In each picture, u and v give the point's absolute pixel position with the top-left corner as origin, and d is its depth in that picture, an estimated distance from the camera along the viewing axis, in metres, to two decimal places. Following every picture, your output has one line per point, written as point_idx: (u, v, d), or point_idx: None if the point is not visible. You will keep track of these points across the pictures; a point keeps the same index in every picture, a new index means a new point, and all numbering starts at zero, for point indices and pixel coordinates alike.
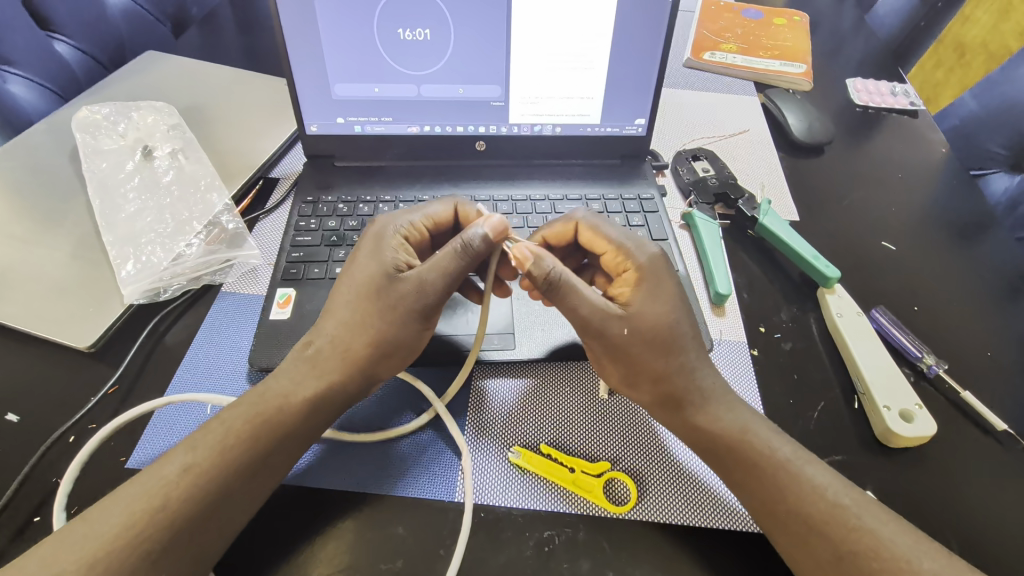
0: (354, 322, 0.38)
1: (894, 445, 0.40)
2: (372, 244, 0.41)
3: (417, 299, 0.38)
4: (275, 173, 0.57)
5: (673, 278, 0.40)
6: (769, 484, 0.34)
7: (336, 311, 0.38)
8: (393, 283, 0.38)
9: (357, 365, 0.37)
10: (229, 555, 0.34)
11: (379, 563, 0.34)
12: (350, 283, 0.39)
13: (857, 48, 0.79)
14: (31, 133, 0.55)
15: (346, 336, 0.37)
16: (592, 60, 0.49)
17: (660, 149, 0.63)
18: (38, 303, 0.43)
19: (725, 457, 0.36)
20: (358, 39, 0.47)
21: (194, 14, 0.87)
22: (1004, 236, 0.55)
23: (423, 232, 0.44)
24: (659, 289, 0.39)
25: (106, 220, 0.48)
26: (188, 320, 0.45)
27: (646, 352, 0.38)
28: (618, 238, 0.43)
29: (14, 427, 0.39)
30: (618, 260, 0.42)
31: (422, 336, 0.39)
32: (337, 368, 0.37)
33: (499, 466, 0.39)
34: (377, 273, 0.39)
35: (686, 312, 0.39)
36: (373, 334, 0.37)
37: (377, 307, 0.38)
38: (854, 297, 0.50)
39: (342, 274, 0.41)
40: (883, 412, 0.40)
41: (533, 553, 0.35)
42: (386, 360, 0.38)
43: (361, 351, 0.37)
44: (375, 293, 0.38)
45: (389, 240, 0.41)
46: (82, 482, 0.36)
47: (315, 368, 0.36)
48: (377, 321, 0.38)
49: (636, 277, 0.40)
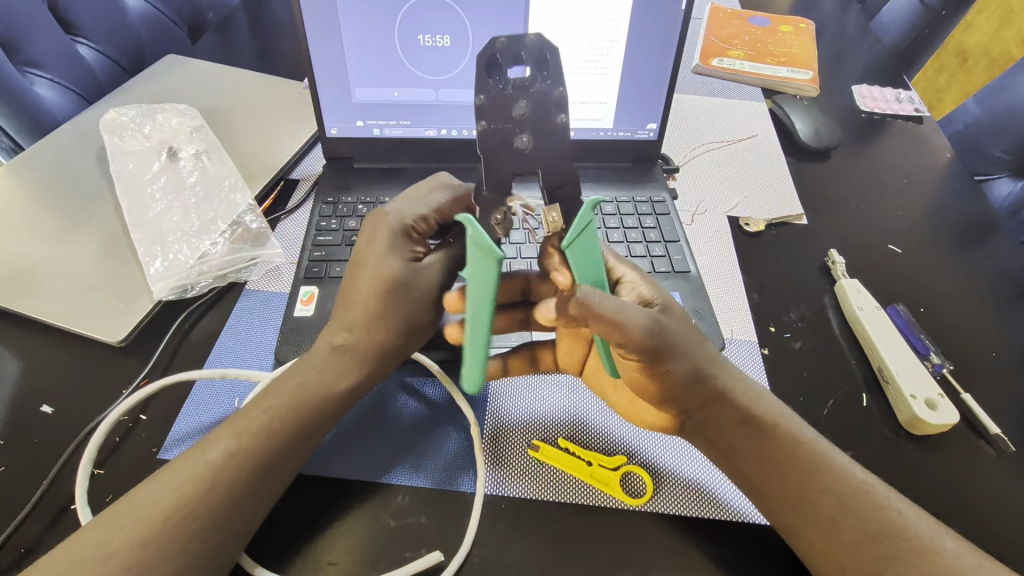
0: (386, 325, 0.37)
1: (918, 432, 0.42)
2: (383, 246, 0.38)
3: (436, 295, 0.39)
4: (295, 174, 0.59)
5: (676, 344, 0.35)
6: (794, 477, 0.34)
7: (361, 317, 0.37)
8: (413, 285, 0.38)
9: (389, 358, 0.38)
10: (259, 538, 0.35)
11: (404, 551, 0.35)
12: (371, 289, 0.37)
13: (861, 54, 0.81)
14: (58, 134, 0.56)
15: (378, 330, 0.37)
16: (607, 66, 0.50)
17: (671, 153, 0.64)
18: (70, 300, 0.44)
19: (757, 443, 0.36)
20: (379, 45, 0.49)
21: (211, 19, 0.88)
22: (1008, 240, 0.57)
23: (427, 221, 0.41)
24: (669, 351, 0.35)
25: (134, 219, 0.49)
26: (213, 317, 0.46)
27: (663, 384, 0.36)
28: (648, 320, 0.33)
29: (50, 418, 0.40)
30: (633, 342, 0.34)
31: (433, 321, 0.41)
32: (357, 366, 0.37)
33: (517, 458, 0.40)
34: (399, 275, 0.37)
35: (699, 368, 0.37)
36: (405, 327, 0.38)
37: (399, 307, 0.37)
38: (875, 294, 0.52)
39: (355, 274, 0.38)
40: (909, 401, 0.42)
41: (553, 543, 0.36)
42: (416, 341, 0.40)
43: (390, 342, 0.38)
44: (398, 291, 0.37)
45: (400, 238, 0.39)
46: (116, 472, 0.38)
47: (355, 357, 0.37)
48: (405, 320, 0.38)
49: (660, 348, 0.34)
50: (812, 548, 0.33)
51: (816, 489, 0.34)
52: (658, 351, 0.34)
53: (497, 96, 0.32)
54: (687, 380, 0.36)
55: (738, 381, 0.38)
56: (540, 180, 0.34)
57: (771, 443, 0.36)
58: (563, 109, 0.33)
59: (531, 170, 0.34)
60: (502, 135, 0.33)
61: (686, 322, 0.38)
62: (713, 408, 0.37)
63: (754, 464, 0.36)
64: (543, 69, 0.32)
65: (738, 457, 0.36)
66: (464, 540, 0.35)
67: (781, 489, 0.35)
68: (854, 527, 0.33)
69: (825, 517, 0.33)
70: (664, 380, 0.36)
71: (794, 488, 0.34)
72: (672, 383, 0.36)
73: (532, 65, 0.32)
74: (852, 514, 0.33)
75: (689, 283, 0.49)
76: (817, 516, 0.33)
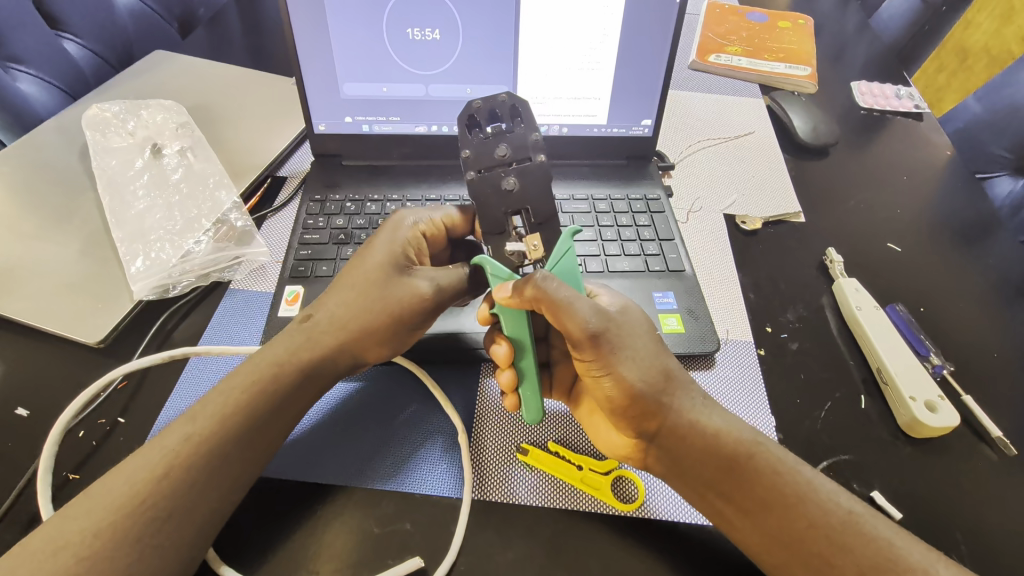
0: (346, 312, 0.39)
1: (917, 435, 0.41)
2: (388, 232, 0.41)
3: (413, 302, 0.39)
4: (283, 172, 0.58)
5: (624, 339, 0.36)
6: (786, 496, 0.33)
7: (331, 300, 0.39)
8: (401, 277, 0.40)
9: (348, 350, 0.38)
10: (226, 536, 0.35)
11: (387, 559, 0.34)
12: (355, 272, 0.40)
13: (861, 50, 0.80)
14: (40, 130, 0.55)
15: (346, 315, 0.38)
16: (599, 61, 0.49)
17: (666, 150, 0.63)
18: (47, 300, 0.43)
19: (745, 459, 0.34)
20: (365, 39, 0.48)
21: (201, 15, 0.87)
22: (1010, 238, 0.55)
23: (441, 228, 0.44)
24: (615, 347, 0.35)
25: (115, 217, 0.48)
26: (194, 318, 0.45)
27: (615, 395, 0.36)
28: (589, 312, 0.35)
29: (24, 421, 0.39)
30: (575, 331, 0.34)
31: (415, 334, 0.40)
32: (307, 359, 0.37)
33: (506, 462, 0.39)
34: (389, 264, 0.40)
35: (655, 373, 0.36)
36: (365, 325, 0.38)
37: (381, 295, 0.39)
38: (873, 294, 0.51)
39: (357, 256, 0.41)
40: (909, 403, 0.41)
41: (542, 551, 0.35)
42: (376, 346, 0.39)
43: (355, 334, 0.38)
44: (375, 283, 0.39)
45: (407, 232, 0.42)
46: (91, 476, 0.37)
47: (309, 342, 0.38)
48: (381, 309, 0.38)
49: (601, 343, 0.35)
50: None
51: (804, 523, 0.32)
52: (599, 345, 0.35)
53: (480, 144, 0.37)
54: (638, 386, 0.35)
55: (699, 407, 0.36)
56: (529, 214, 0.38)
57: (753, 465, 0.34)
58: (538, 150, 0.37)
59: (518, 207, 0.37)
60: (489, 179, 0.37)
61: (641, 328, 0.38)
62: (672, 429, 0.35)
63: (731, 494, 0.34)
64: (517, 119, 0.38)
65: (712, 490, 0.35)
66: (450, 548, 0.34)
67: (765, 522, 0.33)
68: (845, 564, 0.31)
69: (813, 552, 0.32)
70: (615, 389, 0.36)
71: (779, 526, 0.32)
72: (621, 392, 0.35)
73: (508, 118, 0.38)
74: (842, 549, 0.32)
75: (684, 283, 0.48)
76: (806, 551, 0.32)
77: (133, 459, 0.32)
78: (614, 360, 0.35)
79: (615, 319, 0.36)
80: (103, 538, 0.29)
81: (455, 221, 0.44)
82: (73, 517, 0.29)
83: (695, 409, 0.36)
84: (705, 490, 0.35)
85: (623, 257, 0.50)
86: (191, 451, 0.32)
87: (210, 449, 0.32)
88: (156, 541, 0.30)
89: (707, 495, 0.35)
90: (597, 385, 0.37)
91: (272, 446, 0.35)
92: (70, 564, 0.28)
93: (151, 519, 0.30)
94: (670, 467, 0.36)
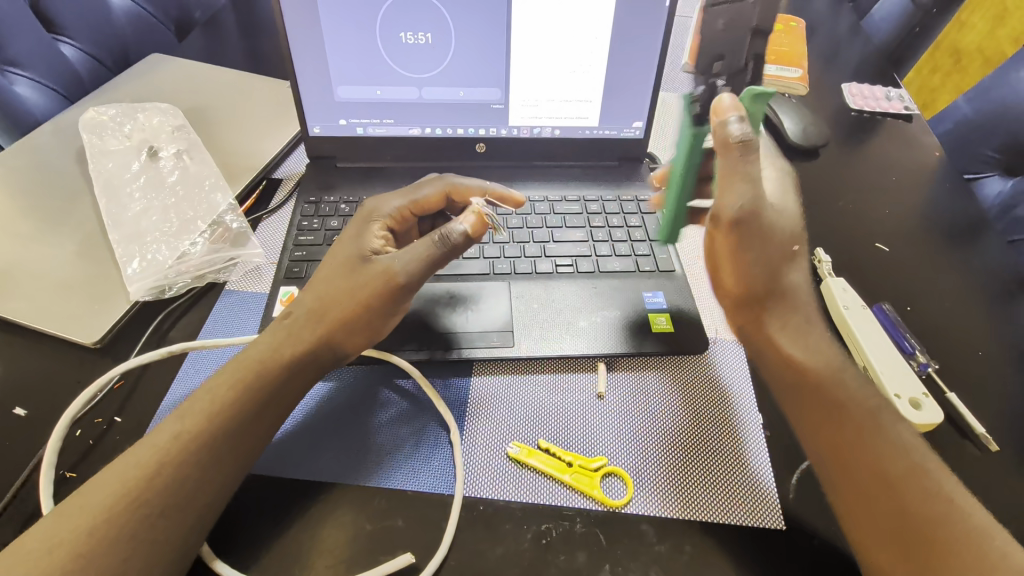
0: (323, 301, 0.39)
1: None
2: (356, 226, 0.43)
3: (381, 284, 0.39)
4: (278, 174, 0.58)
5: (766, 242, 0.40)
6: (849, 434, 0.35)
7: (314, 287, 0.40)
8: (366, 262, 0.41)
9: (331, 344, 0.39)
10: (221, 535, 0.35)
11: (379, 555, 0.35)
12: (332, 263, 0.41)
13: (853, 52, 0.81)
14: (38, 133, 0.56)
15: (324, 307, 0.39)
16: (591, 64, 0.50)
17: (658, 151, 0.64)
18: (44, 301, 0.44)
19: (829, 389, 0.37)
20: (360, 44, 0.48)
21: (198, 18, 0.88)
22: (996, 239, 0.56)
23: (407, 216, 0.46)
24: (754, 244, 0.40)
25: (112, 219, 0.48)
26: (190, 318, 0.46)
27: (732, 280, 0.42)
28: (750, 201, 0.39)
29: (22, 421, 0.39)
30: (724, 212, 0.40)
31: (389, 318, 0.41)
32: (292, 352, 0.37)
33: (496, 460, 0.39)
34: (355, 254, 0.41)
35: (779, 279, 0.41)
36: (343, 315, 0.39)
37: (348, 283, 0.40)
38: (860, 293, 0.51)
39: (330, 251, 0.43)
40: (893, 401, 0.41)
41: (531, 545, 0.35)
42: (355, 334, 0.39)
43: (333, 327, 0.39)
44: (347, 271, 0.40)
45: (374, 224, 0.44)
46: (87, 474, 0.37)
47: (292, 336, 0.38)
48: (351, 297, 0.39)
49: (737, 231, 0.40)
50: (855, 515, 0.33)
51: (866, 456, 0.34)
52: (741, 232, 0.39)
53: None
54: (756, 280, 0.40)
55: (803, 326, 0.40)
56: None
57: (851, 385, 0.37)
58: None
59: None
60: None
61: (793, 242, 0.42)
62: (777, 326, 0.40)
63: (807, 406, 0.37)
64: None
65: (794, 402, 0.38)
66: (440, 544, 0.35)
67: (836, 440, 0.35)
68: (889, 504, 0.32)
69: (866, 485, 0.33)
70: (741, 285, 0.41)
71: (851, 450, 0.34)
72: (747, 289, 0.41)
73: None
74: (891, 490, 0.32)
75: (673, 283, 0.49)
76: (864, 483, 0.33)
77: (127, 457, 0.32)
78: (747, 251, 0.40)
79: (767, 220, 0.40)
80: (96, 535, 0.29)
81: (420, 206, 0.46)
82: (68, 516, 0.30)
83: (783, 335, 0.40)
84: (790, 400, 0.39)
85: (614, 257, 0.50)
86: (181, 449, 0.33)
87: (202, 447, 0.33)
88: (149, 538, 0.30)
89: (798, 402, 0.38)
90: (724, 272, 0.42)
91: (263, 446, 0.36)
92: (64, 562, 0.29)
93: (143, 517, 0.30)
94: (761, 362, 0.41)
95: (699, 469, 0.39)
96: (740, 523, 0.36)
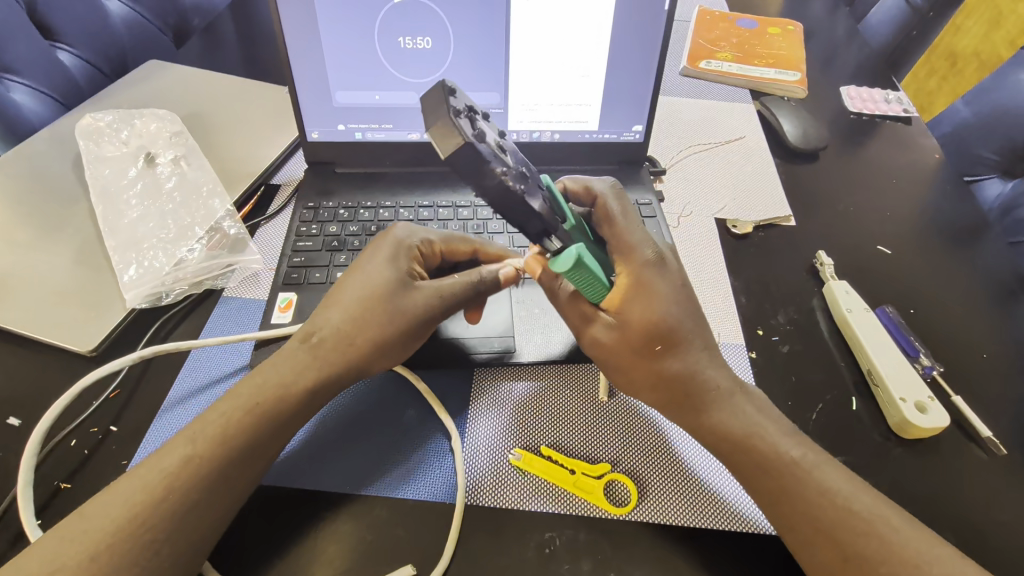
0: (353, 326, 0.38)
1: (908, 436, 0.41)
2: (389, 253, 0.40)
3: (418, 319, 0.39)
4: (276, 180, 0.58)
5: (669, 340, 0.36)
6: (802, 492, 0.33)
7: (337, 309, 0.38)
8: (405, 293, 0.39)
9: (355, 367, 0.38)
10: (221, 547, 0.35)
11: (381, 565, 0.34)
12: (359, 286, 0.39)
13: (851, 55, 0.81)
14: (34, 140, 0.56)
15: (351, 332, 0.38)
16: (590, 68, 0.49)
17: (658, 155, 0.63)
18: (39, 310, 0.43)
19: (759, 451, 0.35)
20: (357, 49, 0.48)
21: (197, 25, 0.88)
22: (997, 240, 0.56)
23: (437, 252, 0.44)
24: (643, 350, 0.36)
25: (108, 226, 0.48)
26: (187, 326, 0.45)
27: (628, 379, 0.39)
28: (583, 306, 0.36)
29: (17, 431, 0.39)
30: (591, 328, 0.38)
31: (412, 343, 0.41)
32: (311, 378, 0.36)
33: (498, 467, 0.39)
34: (390, 280, 0.39)
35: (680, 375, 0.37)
36: (371, 339, 0.38)
37: (386, 312, 0.38)
38: (863, 296, 0.51)
39: (353, 270, 0.40)
40: (899, 404, 0.41)
41: (533, 554, 0.35)
42: (382, 357, 0.39)
43: (364, 347, 0.38)
44: (382, 298, 0.38)
45: (407, 253, 0.41)
46: (82, 484, 0.37)
47: (315, 360, 0.37)
48: (386, 324, 0.38)
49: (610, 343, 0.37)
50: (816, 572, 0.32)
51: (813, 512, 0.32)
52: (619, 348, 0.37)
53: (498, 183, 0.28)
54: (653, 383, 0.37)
55: (744, 413, 0.36)
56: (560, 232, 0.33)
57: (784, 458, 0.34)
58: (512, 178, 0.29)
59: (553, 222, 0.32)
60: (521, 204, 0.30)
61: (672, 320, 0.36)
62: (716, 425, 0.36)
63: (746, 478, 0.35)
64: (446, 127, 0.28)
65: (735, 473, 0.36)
66: (442, 554, 0.34)
67: (783, 506, 0.33)
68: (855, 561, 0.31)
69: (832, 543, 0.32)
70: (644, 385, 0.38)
71: (799, 511, 0.33)
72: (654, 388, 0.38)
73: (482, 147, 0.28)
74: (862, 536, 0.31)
75: None
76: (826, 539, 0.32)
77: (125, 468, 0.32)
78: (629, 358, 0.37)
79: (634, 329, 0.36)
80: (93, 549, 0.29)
81: (452, 249, 0.44)
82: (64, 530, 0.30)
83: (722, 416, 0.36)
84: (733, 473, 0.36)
85: None
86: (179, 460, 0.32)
87: (200, 458, 0.32)
88: (146, 552, 0.30)
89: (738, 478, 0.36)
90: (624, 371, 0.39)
91: (269, 459, 0.35)
92: None
93: (140, 531, 0.30)
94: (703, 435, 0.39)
95: (703, 475, 0.38)
96: (746, 531, 0.36)
